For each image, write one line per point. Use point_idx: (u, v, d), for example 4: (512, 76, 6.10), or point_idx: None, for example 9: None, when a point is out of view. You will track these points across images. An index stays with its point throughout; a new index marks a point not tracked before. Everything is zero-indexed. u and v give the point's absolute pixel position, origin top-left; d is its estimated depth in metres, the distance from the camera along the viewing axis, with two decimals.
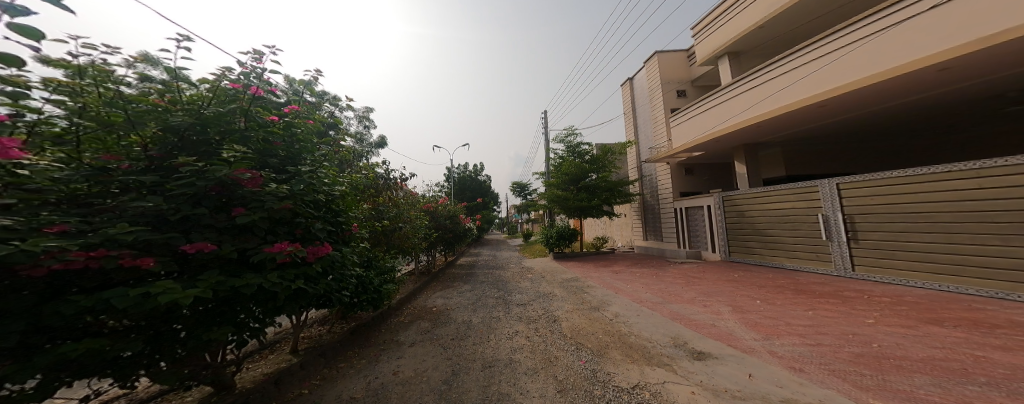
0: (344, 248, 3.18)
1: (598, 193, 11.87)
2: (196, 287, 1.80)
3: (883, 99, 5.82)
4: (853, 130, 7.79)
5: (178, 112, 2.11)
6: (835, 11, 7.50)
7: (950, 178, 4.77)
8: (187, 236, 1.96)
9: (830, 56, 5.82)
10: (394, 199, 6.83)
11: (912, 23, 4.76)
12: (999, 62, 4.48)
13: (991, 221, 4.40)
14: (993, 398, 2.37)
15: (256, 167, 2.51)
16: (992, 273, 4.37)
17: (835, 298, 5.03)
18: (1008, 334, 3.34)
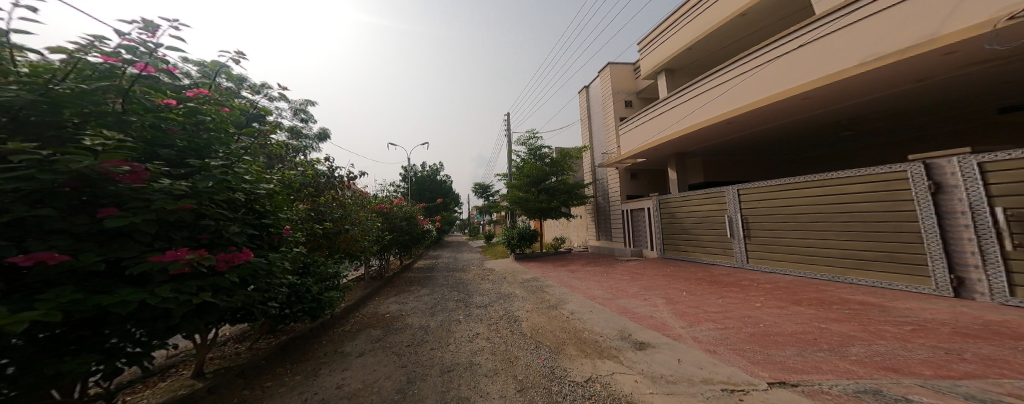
0: (272, 254, 2.80)
1: (557, 195, 12.32)
2: (32, 310, 1.39)
3: (772, 119, 6.97)
4: (756, 145, 9.20)
5: (12, 85, 1.65)
6: (743, 40, 8.83)
7: (808, 187, 5.90)
8: (22, 244, 1.52)
9: (733, 81, 6.88)
10: (342, 199, 6.23)
11: (785, 60, 5.85)
12: (846, 95, 5.62)
13: (831, 221, 5.54)
14: (833, 360, 2.98)
15: (140, 159, 2.08)
16: (830, 261, 5.55)
17: (736, 286, 5.90)
18: (840, 308, 4.27)
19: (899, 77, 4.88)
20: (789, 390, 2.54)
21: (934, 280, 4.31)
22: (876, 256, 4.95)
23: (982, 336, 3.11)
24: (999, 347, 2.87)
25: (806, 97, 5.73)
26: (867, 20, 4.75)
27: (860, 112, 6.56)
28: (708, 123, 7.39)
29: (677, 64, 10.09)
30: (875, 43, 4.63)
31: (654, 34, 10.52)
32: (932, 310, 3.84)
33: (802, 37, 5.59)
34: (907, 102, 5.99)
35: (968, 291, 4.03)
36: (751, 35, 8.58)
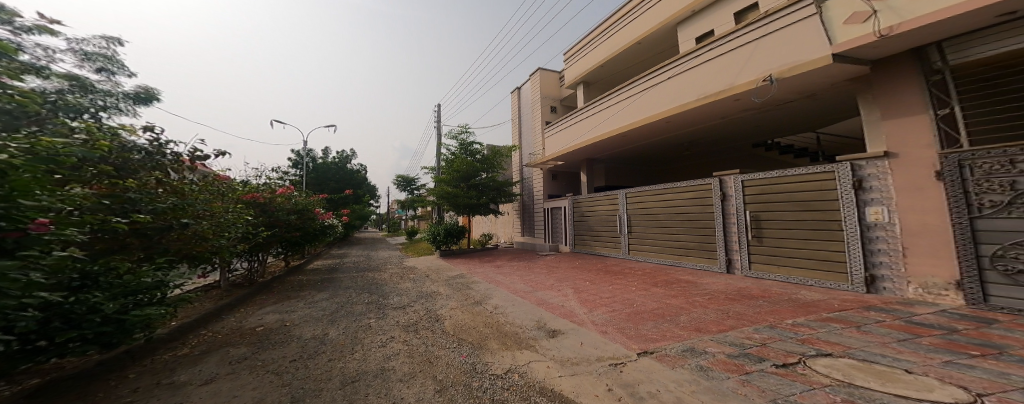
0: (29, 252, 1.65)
1: (487, 192, 11.87)
2: None
3: (651, 136, 8.24)
4: (638, 156, 10.88)
5: None
6: (640, 65, 10.24)
7: (661, 192, 7.34)
8: None
9: (623, 101, 7.92)
10: (179, 182, 3.59)
11: (655, 89, 7.01)
12: (699, 120, 6.98)
13: (672, 219, 7.00)
14: (675, 329, 3.63)
15: None
16: (671, 250, 7.03)
17: (621, 274, 6.80)
18: (679, 287, 5.40)
19: (726, 110, 6.28)
20: (652, 358, 2.90)
21: (718, 260, 5.96)
22: (694, 245, 6.45)
23: (736, 299, 4.42)
24: (751, 305, 4.11)
25: (669, 121, 6.94)
26: (702, 64, 6.03)
27: (709, 136, 8.32)
28: (605, 135, 8.37)
29: (593, 78, 11.13)
30: (707, 84, 5.91)
31: (579, 47, 11.40)
32: (719, 283, 5.28)
33: (665, 72, 6.76)
34: (735, 131, 7.84)
35: (734, 268, 5.74)
36: (646, 61, 9.99)
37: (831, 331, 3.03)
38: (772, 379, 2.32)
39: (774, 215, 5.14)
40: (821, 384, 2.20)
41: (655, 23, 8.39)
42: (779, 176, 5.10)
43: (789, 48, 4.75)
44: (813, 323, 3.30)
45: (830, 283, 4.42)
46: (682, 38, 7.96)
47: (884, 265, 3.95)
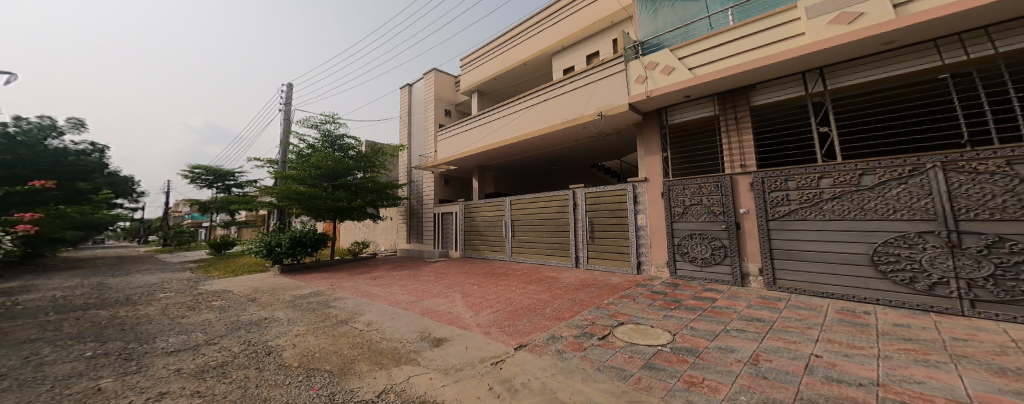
0: None
1: (363, 193, 10.22)
2: None
3: (531, 149, 9.09)
4: (520, 166, 11.89)
5: None
6: (521, 86, 11.29)
7: (533, 200, 8.20)
8: None
9: (508, 116, 8.52)
10: None
11: (532, 109, 7.86)
12: (566, 140, 8.17)
13: (542, 224, 7.90)
14: (543, 321, 3.99)
15: None
16: (540, 251, 7.93)
17: (504, 275, 7.12)
18: (549, 283, 6.07)
19: (583, 134, 7.59)
20: (525, 350, 3.12)
21: (570, 257, 7.12)
22: (557, 245, 7.46)
23: (581, 288, 5.34)
24: (588, 292, 5.06)
25: (543, 138, 7.84)
26: (565, 93, 7.11)
27: (575, 154, 9.86)
28: (493, 147, 8.77)
29: (487, 88, 11.56)
30: (568, 111, 7.02)
31: (473, 57, 11.71)
32: (573, 277, 6.25)
33: (539, 96, 7.70)
34: (593, 151, 9.54)
35: (580, 262, 6.98)
36: (528, 82, 11.04)
37: (623, 305, 4.19)
38: (599, 351, 2.90)
39: (600, 220, 6.59)
40: (619, 346, 2.95)
41: (536, 50, 9.55)
42: (603, 191, 6.57)
43: (615, 89, 6.08)
44: (616, 301, 4.40)
45: (625, 268, 6.03)
46: (555, 66, 9.31)
47: (642, 254, 5.82)
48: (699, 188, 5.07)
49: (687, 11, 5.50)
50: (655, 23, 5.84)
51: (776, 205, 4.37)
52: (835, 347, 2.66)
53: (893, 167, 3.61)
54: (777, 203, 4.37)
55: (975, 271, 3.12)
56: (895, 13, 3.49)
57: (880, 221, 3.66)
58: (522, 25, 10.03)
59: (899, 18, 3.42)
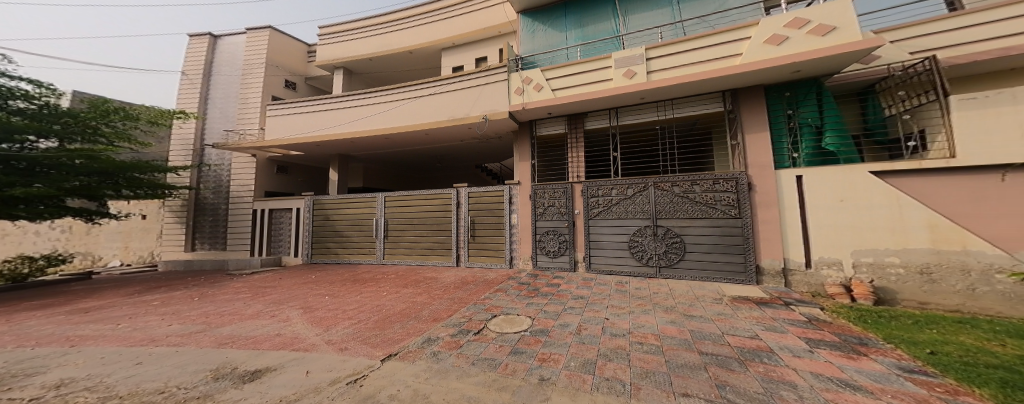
0: None
1: (54, 175, 6.41)
2: None
3: (411, 143, 8.36)
4: (400, 160, 10.77)
5: None
6: (406, 74, 10.24)
7: (412, 197, 7.54)
8: None
9: (384, 105, 7.56)
10: None
11: (417, 102, 7.21)
12: (449, 138, 7.84)
13: (422, 222, 7.38)
14: (416, 325, 3.60)
15: None
16: (418, 250, 7.38)
17: (371, 282, 6.11)
18: (424, 285, 5.59)
19: (468, 135, 7.54)
20: (396, 359, 2.71)
21: (451, 256, 6.94)
22: (438, 245, 7.12)
23: (460, 288, 5.21)
24: (467, 289, 5.03)
25: (428, 133, 7.30)
26: (448, 93, 6.87)
27: (457, 152, 9.68)
28: (364, 135, 7.57)
29: (356, 67, 9.97)
30: (455, 109, 6.79)
31: (338, 28, 9.90)
32: (453, 276, 6.11)
33: (425, 88, 7.15)
34: (474, 152, 9.64)
35: (460, 261, 6.92)
36: (413, 71, 10.12)
37: (496, 298, 4.41)
38: (474, 345, 2.90)
39: (480, 219, 6.71)
40: (492, 338, 3.04)
41: (423, 41, 8.91)
42: (484, 192, 6.73)
43: (496, 97, 6.29)
44: (494, 297, 4.50)
45: (498, 264, 6.39)
46: (444, 62, 8.93)
47: (514, 249, 6.30)
48: (554, 192, 5.95)
49: (553, 39, 6.34)
50: (532, 43, 6.51)
51: (562, 210, 5.85)
52: (643, 312, 3.59)
53: (617, 185, 5.43)
54: (562, 208, 5.85)
55: (647, 250, 5.14)
56: (646, 79, 4.99)
57: (610, 220, 5.45)
58: (407, 11, 9.26)
59: (648, 82, 4.91)
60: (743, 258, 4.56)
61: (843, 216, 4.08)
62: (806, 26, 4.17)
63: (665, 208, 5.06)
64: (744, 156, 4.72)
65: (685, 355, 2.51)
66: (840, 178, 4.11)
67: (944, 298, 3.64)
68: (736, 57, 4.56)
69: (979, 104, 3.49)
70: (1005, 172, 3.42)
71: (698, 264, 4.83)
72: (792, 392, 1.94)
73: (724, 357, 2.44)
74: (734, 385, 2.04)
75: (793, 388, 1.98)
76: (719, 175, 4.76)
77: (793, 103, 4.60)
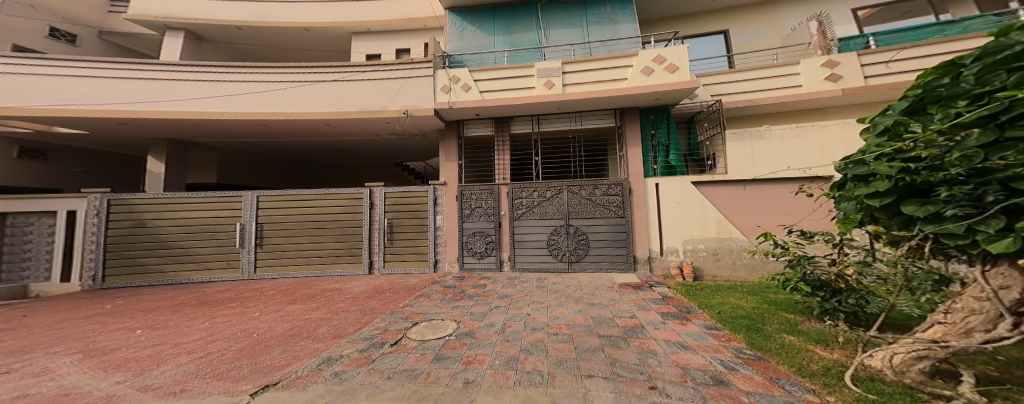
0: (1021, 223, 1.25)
1: None
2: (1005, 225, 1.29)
3: (294, 133, 6.60)
4: (286, 154, 8.61)
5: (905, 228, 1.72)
6: (307, 54, 8.66)
7: (303, 197, 6.06)
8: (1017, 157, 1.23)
9: (258, 82, 5.73)
10: None
11: (313, 86, 5.80)
12: (352, 133, 6.60)
13: (320, 226, 6.03)
14: (310, 345, 2.91)
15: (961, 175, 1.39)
16: (313, 260, 5.98)
17: (229, 301, 4.42)
18: (319, 297, 4.52)
19: (378, 130, 6.57)
20: (278, 388, 2.15)
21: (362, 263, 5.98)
22: (346, 252, 6.01)
23: (370, 297, 4.49)
24: (381, 298, 4.40)
25: (329, 124, 6.02)
26: (357, 81, 5.80)
27: (363, 151, 8.21)
28: (225, 117, 5.60)
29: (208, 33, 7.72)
30: (367, 99, 5.79)
31: None
32: (364, 285, 5.27)
33: (325, 71, 5.84)
34: (382, 151, 8.49)
35: (374, 268, 6.03)
36: (316, 51, 8.58)
37: (419, 305, 4.05)
38: (390, 357, 2.55)
39: (399, 221, 6.06)
40: (412, 347, 2.76)
41: (328, 19, 7.65)
42: (404, 192, 6.09)
43: (418, 94, 5.74)
44: (414, 304, 4.05)
45: (421, 268, 5.95)
46: (356, 49, 7.97)
47: (438, 252, 5.97)
48: (481, 193, 5.89)
49: (483, 41, 6.27)
50: (461, 42, 6.31)
51: (474, 212, 5.88)
52: (557, 305, 3.84)
53: (526, 188, 5.74)
54: (474, 210, 5.89)
55: (551, 248, 5.59)
56: (562, 90, 5.44)
57: (519, 222, 5.73)
58: None
59: (564, 95, 5.32)
60: (625, 251, 5.35)
61: (678, 215, 5.21)
62: (663, 64, 5.11)
63: (567, 209, 5.58)
64: (626, 165, 5.54)
65: (589, 340, 2.75)
66: (678, 186, 5.22)
67: (728, 272, 5.02)
68: (621, 81, 5.32)
69: (745, 138, 4.91)
70: (750, 184, 4.93)
71: (593, 258, 5.46)
72: (658, 361, 2.30)
73: (615, 338, 2.77)
74: (623, 361, 2.32)
75: (659, 357, 2.35)
76: (608, 181, 5.48)
77: (652, 125, 5.61)
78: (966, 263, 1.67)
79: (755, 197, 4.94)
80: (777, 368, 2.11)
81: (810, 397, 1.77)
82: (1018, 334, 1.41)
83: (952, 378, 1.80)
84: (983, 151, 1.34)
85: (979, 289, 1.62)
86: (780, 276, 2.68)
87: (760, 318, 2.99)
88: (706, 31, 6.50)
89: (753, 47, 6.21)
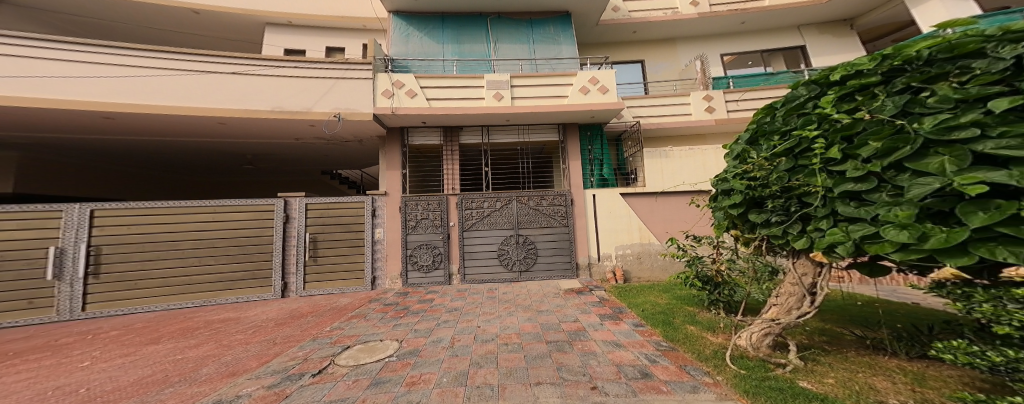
0: (870, 235, 1.43)
1: None
2: (861, 233, 1.46)
3: (171, 133, 5.19)
4: (156, 161, 6.70)
5: (784, 237, 1.91)
6: (202, 41, 7.15)
7: (172, 213, 4.77)
8: (890, 173, 1.40)
9: (121, 67, 4.43)
10: None
11: (203, 77, 4.70)
12: (255, 135, 5.51)
13: (201, 248, 4.81)
14: (190, 391, 2.29)
15: (832, 184, 1.58)
16: (187, 289, 4.70)
17: (40, 351, 3.16)
18: (204, 331, 3.58)
19: (288, 134, 5.60)
20: None
21: (272, 286, 5.00)
22: (242, 275, 4.92)
23: (284, 324, 3.78)
24: (301, 323, 3.75)
25: (222, 123, 4.92)
26: (272, 77, 4.92)
27: (270, 156, 6.91)
28: (57, 108, 4.12)
29: None
30: (280, 97, 4.93)
31: None
32: (274, 310, 4.38)
33: (222, 61, 4.82)
34: (294, 157, 7.28)
35: (289, 291, 5.11)
36: (217, 40, 7.19)
37: (351, 327, 3.55)
38: (311, 390, 2.21)
39: (325, 235, 5.29)
40: (341, 375, 2.43)
41: (230, 5, 6.46)
42: (331, 203, 5.38)
43: (352, 97, 5.18)
44: (342, 327, 3.57)
45: (355, 287, 5.30)
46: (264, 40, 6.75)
47: (376, 268, 5.46)
48: (427, 204, 5.63)
49: (430, 49, 6.08)
50: (405, 47, 5.98)
51: (416, 224, 5.57)
52: (506, 314, 3.83)
53: (472, 199, 5.69)
54: (416, 222, 5.57)
55: (499, 258, 5.60)
56: (510, 103, 5.58)
57: (466, 233, 5.63)
58: None
59: (511, 107, 5.49)
60: (569, 258, 5.67)
61: (610, 224, 5.73)
62: (597, 85, 5.67)
63: (514, 220, 5.69)
64: (569, 176, 5.90)
65: (539, 346, 2.80)
66: (611, 197, 5.76)
67: (648, 273, 5.64)
68: (563, 98, 5.69)
69: (656, 156, 5.89)
70: (659, 195, 5.71)
71: (539, 267, 5.65)
72: (597, 361, 2.45)
73: (561, 342, 2.87)
74: (568, 364, 2.42)
75: (599, 357, 2.51)
76: (552, 192, 5.76)
77: (588, 141, 6.12)
78: (784, 258, 2.20)
79: (666, 206, 5.72)
80: (686, 356, 2.43)
81: (708, 380, 2.07)
82: (813, 310, 1.94)
83: (784, 348, 2.34)
84: (860, 164, 1.49)
85: (792, 277, 2.14)
86: (682, 274, 3.16)
87: (671, 313, 3.42)
88: (628, 59, 7.42)
89: (661, 77, 7.31)
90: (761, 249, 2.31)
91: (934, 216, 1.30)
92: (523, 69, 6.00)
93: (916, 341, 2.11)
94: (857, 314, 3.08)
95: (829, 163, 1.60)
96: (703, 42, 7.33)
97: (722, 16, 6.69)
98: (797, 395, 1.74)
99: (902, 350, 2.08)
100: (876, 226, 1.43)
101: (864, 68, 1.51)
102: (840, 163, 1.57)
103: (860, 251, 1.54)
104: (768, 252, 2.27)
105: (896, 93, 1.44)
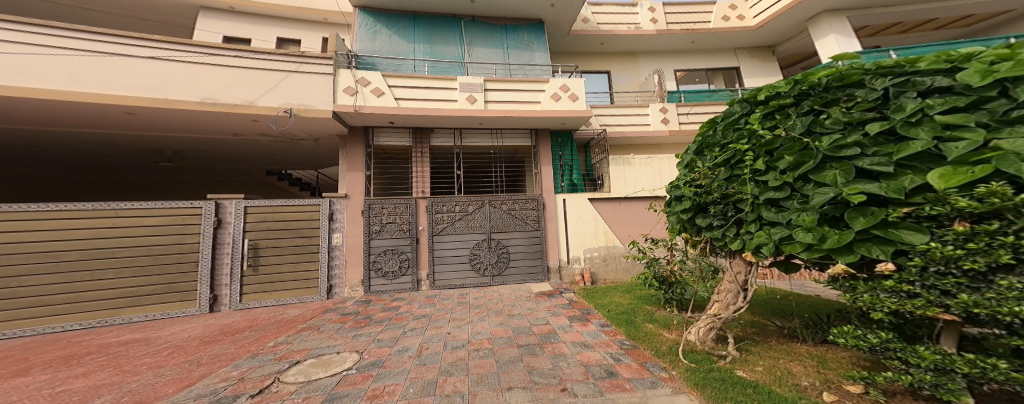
0: (787, 237, 1.63)
1: None
2: (780, 235, 1.66)
3: (63, 123, 4.43)
4: (47, 156, 5.70)
5: (722, 240, 2.10)
6: (140, 24, 6.47)
7: (58, 217, 4.04)
8: (799, 183, 1.61)
9: (10, 44, 3.77)
10: None
11: (114, 60, 4.11)
12: (179, 128, 4.90)
13: (98, 259, 4.14)
14: None
15: (757, 191, 1.77)
16: (74, 307, 4.00)
17: None
18: (98, 357, 3.07)
19: (223, 129, 5.07)
20: None
21: (199, 300, 4.49)
22: (156, 289, 4.34)
23: (212, 341, 3.40)
24: (235, 340, 3.40)
25: (134, 114, 4.29)
26: (204, 66, 4.45)
27: (203, 152, 6.21)
28: None
29: None
30: (212, 87, 4.45)
31: None
32: (200, 327, 3.91)
33: (141, 43, 4.26)
34: (235, 155, 6.64)
35: (219, 305, 4.62)
36: (155, 23, 6.52)
37: (301, 340, 3.29)
38: None
39: (272, 242, 4.88)
40: (289, 393, 2.24)
41: None
42: (280, 206, 4.99)
43: (307, 93, 4.85)
44: (283, 342, 3.29)
45: (307, 297, 4.94)
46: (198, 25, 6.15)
47: (336, 276, 5.13)
48: (395, 208, 5.41)
49: (400, 47, 5.91)
50: (372, 44, 5.76)
51: (379, 229, 5.31)
52: (476, 319, 3.79)
53: (441, 202, 5.56)
54: (379, 227, 5.32)
55: (468, 263, 5.53)
56: (483, 107, 5.56)
57: (434, 237, 5.48)
58: None
59: (483, 110, 5.47)
60: (540, 262, 5.74)
61: (578, 228, 5.90)
62: (567, 93, 5.85)
63: (482, 223, 5.65)
64: (540, 181, 5.99)
65: (510, 351, 2.80)
66: (580, 202, 5.95)
67: (612, 275, 5.89)
68: (534, 103, 5.76)
69: (620, 163, 6.08)
70: (623, 200, 6.00)
71: (509, 271, 5.65)
72: (566, 363, 2.50)
73: (530, 346, 2.90)
74: (539, 367, 2.44)
75: (568, 359, 2.55)
76: (520, 196, 5.82)
77: (559, 147, 6.29)
78: (722, 258, 2.42)
79: (629, 211, 6.03)
80: (646, 354, 2.56)
81: (665, 375, 2.19)
82: (746, 304, 2.17)
83: (725, 341, 2.56)
84: (778, 175, 1.69)
85: (729, 276, 2.34)
86: (642, 276, 3.33)
87: (632, 312, 3.59)
88: (596, 69, 7.75)
89: (625, 89, 7.74)
90: (705, 250, 2.52)
91: (830, 221, 1.51)
92: (496, 74, 6.03)
93: (819, 328, 2.43)
94: (777, 306, 3.46)
95: (755, 173, 1.80)
96: (661, 58, 7.89)
97: (677, 34, 7.23)
98: (737, 384, 1.91)
99: (810, 337, 2.38)
100: (790, 228, 1.63)
101: (781, 90, 1.72)
102: (764, 173, 1.76)
103: (779, 250, 1.75)
104: (710, 253, 2.48)
105: (804, 114, 1.65)
